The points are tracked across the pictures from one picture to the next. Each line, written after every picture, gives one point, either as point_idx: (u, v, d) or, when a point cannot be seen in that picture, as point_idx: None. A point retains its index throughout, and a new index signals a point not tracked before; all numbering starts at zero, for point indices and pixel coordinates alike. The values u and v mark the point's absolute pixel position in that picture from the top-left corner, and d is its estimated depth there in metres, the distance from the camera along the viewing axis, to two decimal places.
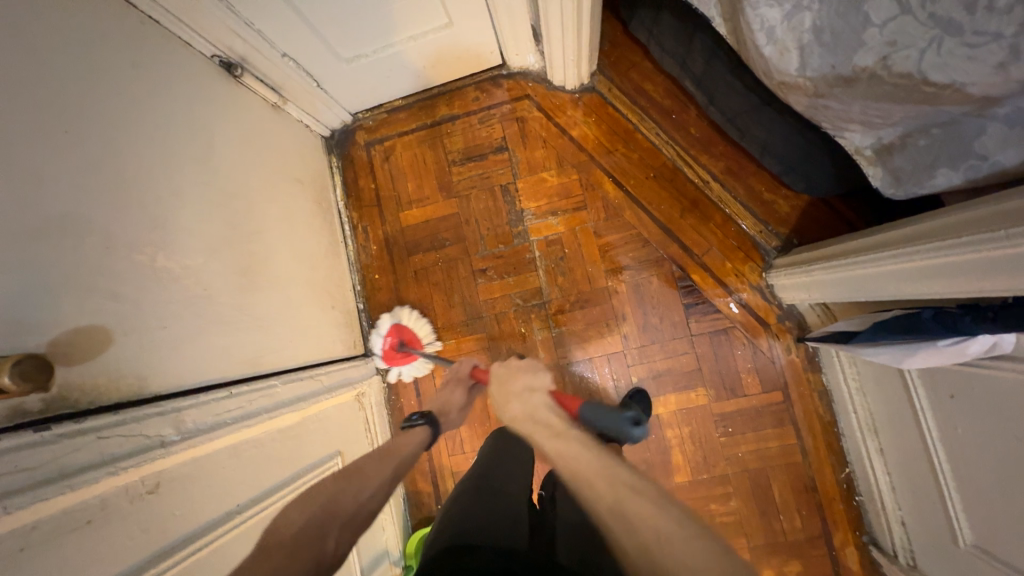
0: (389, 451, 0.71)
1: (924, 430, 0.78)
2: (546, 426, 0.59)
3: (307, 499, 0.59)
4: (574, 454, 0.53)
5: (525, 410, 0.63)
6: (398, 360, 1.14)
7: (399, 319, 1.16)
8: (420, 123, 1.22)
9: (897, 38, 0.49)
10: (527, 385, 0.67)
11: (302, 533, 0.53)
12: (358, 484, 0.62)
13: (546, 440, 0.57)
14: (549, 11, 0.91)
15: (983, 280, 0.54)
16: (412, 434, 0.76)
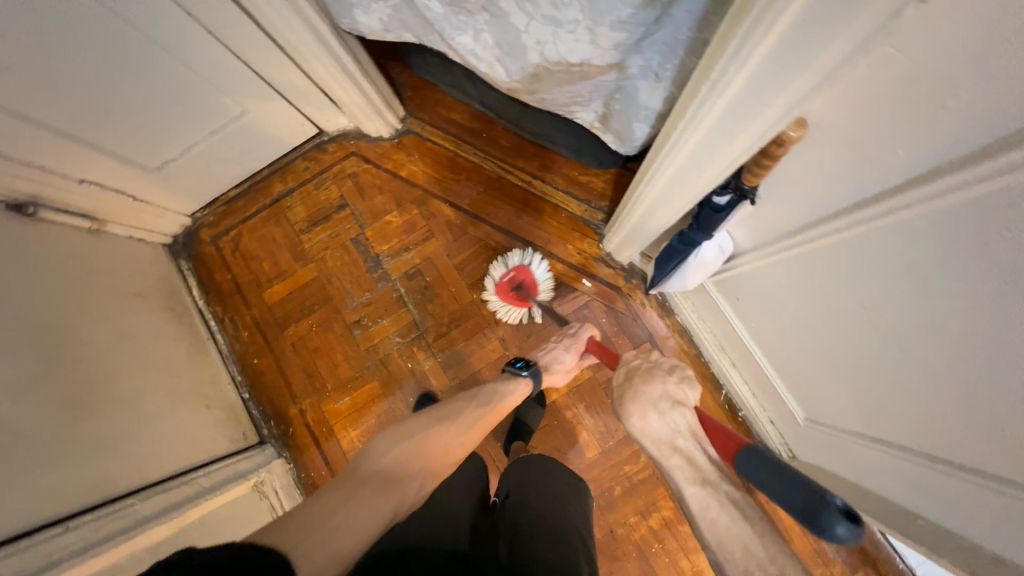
0: (474, 401, 0.79)
1: (741, 335, 0.88)
2: (691, 464, 0.59)
3: (404, 430, 0.67)
4: (724, 522, 0.54)
5: (661, 432, 0.63)
6: (510, 298, 1.12)
7: (530, 261, 1.13)
8: (260, 205, 1.28)
9: (538, 37, 0.61)
10: (669, 394, 0.66)
11: (393, 471, 0.60)
12: (448, 432, 0.70)
13: (688, 481, 0.58)
14: (321, 75, 1.01)
15: (677, 199, 0.62)
16: (501, 389, 0.84)
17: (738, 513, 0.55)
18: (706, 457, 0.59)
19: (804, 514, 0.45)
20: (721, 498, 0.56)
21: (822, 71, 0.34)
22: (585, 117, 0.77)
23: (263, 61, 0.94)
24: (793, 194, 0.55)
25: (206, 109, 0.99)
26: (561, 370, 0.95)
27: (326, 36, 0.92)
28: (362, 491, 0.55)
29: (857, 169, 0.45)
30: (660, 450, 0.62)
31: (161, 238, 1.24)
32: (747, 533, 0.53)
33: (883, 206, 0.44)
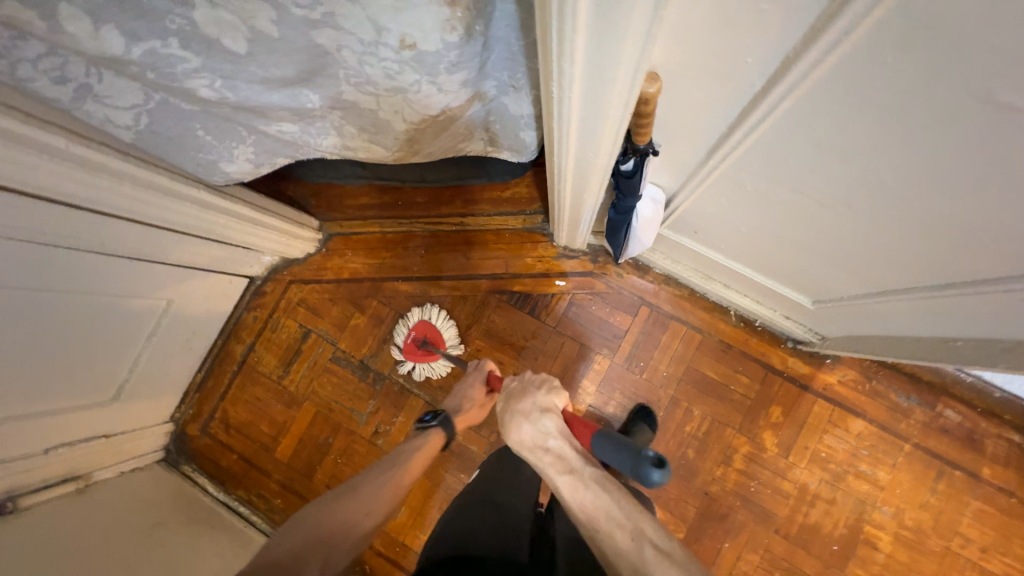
0: (386, 463, 0.77)
1: (717, 259, 0.89)
2: (561, 459, 0.61)
3: (295, 523, 0.63)
4: (592, 500, 0.56)
5: (534, 437, 0.65)
6: (419, 357, 1.14)
7: (426, 318, 1.16)
8: (230, 374, 1.24)
9: (395, 107, 0.61)
10: (540, 405, 0.68)
11: (290, 557, 0.57)
12: (348, 509, 0.67)
13: (557, 472, 0.60)
14: (221, 232, 1.00)
15: (590, 182, 0.62)
16: (416, 444, 0.82)
17: (600, 486, 0.57)
18: (573, 449, 0.62)
19: (638, 465, 0.53)
20: (584, 478, 0.58)
21: (638, 36, 0.35)
22: (479, 146, 0.77)
23: (161, 248, 0.92)
24: (684, 129, 0.55)
25: (133, 321, 0.96)
26: (470, 406, 0.90)
27: (205, 196, 0.91)
28: (253, 575, 0.53)
29: (723, 86, 0.46)
30: (534, 455, 0.64)
31: (152, 456, 1.19)
32: (605, 500, 0.56)
33: (760, 108, 0.45)
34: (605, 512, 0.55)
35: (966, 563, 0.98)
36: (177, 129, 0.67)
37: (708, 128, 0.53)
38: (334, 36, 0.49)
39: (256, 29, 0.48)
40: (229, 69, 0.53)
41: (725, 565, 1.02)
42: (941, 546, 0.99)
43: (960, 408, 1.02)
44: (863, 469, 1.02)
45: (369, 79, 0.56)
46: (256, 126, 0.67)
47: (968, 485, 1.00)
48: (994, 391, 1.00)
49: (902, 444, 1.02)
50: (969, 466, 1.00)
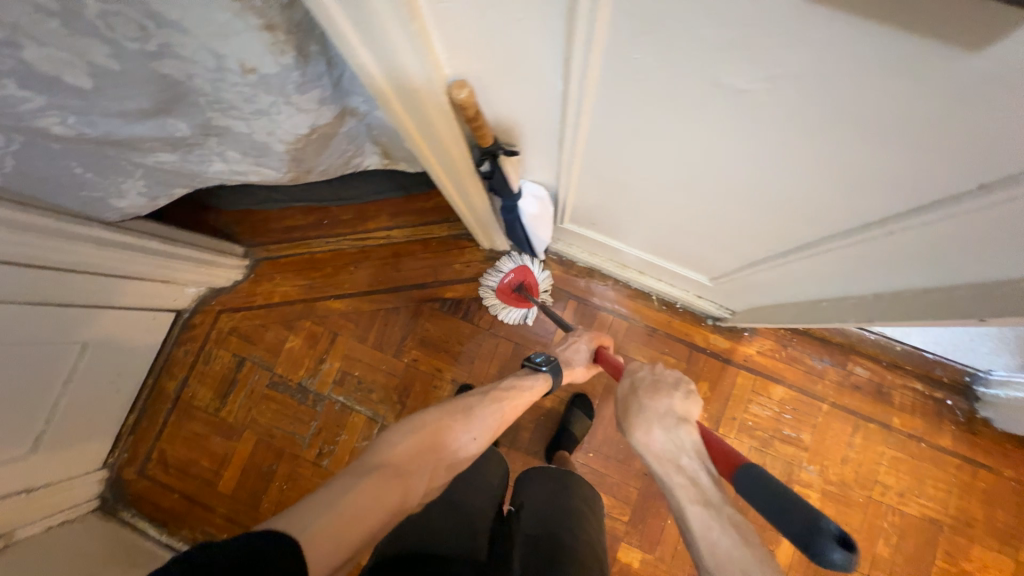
0: (499, 395, 0.73)
1: (622, 247, 0.93)
2: (694, 484, 0.56)
3: (419, 422, 0.63)
4: (725, 546, 0.51)
5: (666, 449, 0.59)
6: (512, 301, 1.12)
7: (529, 263, 1.11)
8: (164, 411, 1.21)
9: (264, 129, 0.62)
10: (676, 412, 0.62)
11: (402, 465, 0.57)
12: (461, 428, 0.66)
13: (689, 500, 0.54)
14: (127, 267, 0.98)
15: (467, 186, 0.64)
16: (524, 382, 0.78)
17: (738, 534, 0.52)
18: (710, 477, 0.56)
19: (804, 533, 0.43)
20: (721, 518, 0.53)
21: (407, 48, 0.36)
22: (373, 159, 0.80)
23: (64, 289, 0.89)
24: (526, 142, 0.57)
25: (44, 366, 0.92)
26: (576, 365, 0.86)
27: (96, 232, 0.90)
28: (371, 482, 0.53)
29: (525, 108, 0.47)
30: (663, 468, 0.59)
31: (86, 506, 1.15)
32: (743, 553, 0.51)
33: (568, 118, 0.47)
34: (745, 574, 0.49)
35: (888, 509, 1.04)
36: (51, 169, 0.66)
37: (544, 134, 0.53)
38: (180, 65, 0.50)
39: (96, 65, 0.48)
40: (80, 105, 0.53)
41: (670, 542, 1.05)
42: (864, 496, 1.05)
43: (869, 365, 1.09)
44: (788, 433, 1.07)
45: (230, 104, 0.57)
46: (131, 159, 0.67)
47: (881, 436, 1.06)
48: (895, 345, 1.07)
49: (820, 405, 1.08)
50: (882, 418, 1.07)
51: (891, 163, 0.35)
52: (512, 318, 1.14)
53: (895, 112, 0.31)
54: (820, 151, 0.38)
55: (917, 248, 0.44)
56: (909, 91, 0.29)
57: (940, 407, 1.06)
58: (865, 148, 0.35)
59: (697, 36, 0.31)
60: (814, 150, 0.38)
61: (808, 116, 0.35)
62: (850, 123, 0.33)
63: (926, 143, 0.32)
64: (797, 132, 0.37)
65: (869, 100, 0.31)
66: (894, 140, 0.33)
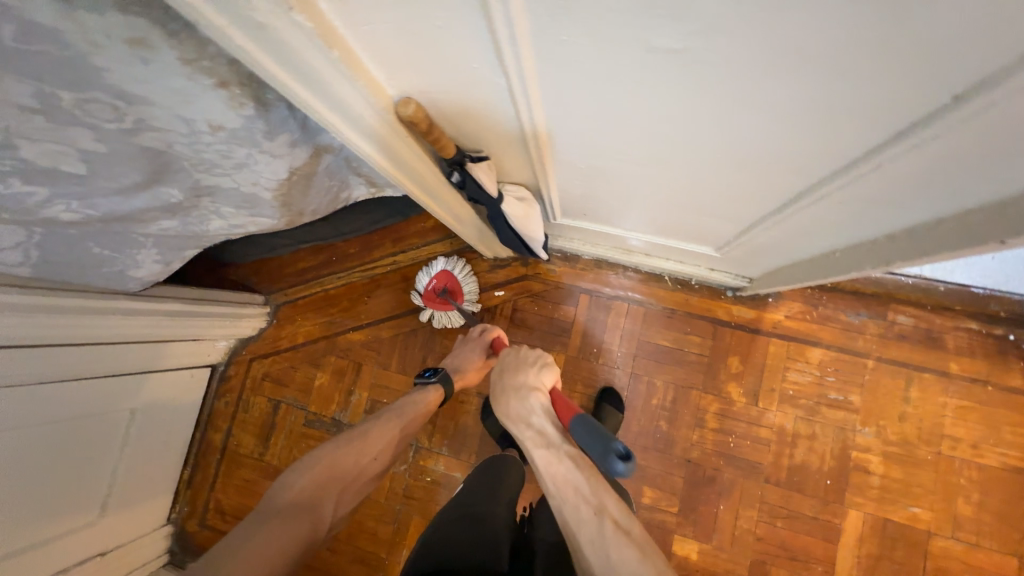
0: (392, 414, 0.81)
1: (620, 232, 0.91)
2: (541, 434, 0.63)
3: (311, 462, 0.68)
4: (565, 472, 0.59)
5: (520, 411, 0.66)
6: (437, 305, 1.13)
7: (451, 270, 1.14)
8: (215, 462, 1.27)
9: (251, 181, 0.65)
10: (529, 384, 0.68)
11: (301, 501, 0.64)
12: (356, 453, 0.73)
13: (535, 445, 0.62)
14: (158, 331, 1.04)
15: (449, 199, 0.64)
16: (419, 395, 0.86)
17: (573, 462, 0.59)
18: (554, 426, 0.63)
19: (602, 453, 0.55)
20: (559, 452, 0.60)
21: (343, 80, 0.36)
22: (362, 190, 0.81)
23: (104, 360, 0.96)
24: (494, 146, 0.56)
25: (99, 435, 0.98)
26: (467, 368, 0.92)
27: (126, 303, 0.95)
28: (270, 523, 0.59)
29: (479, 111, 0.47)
30: (516, 427, 0.66)
31: (157, 561, 1.21)
32: (576, 475, 0.58)
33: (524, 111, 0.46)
34: (575, 489, 0.57)
35: (963, 464, 0.95)
36: (72, 253, 0.71)
37: (507, 134, 0.52)
38: (158, 136, 0.53)
39: (85, 150, 0.51)
40: (80, 190, 0.57)
41: (726, 529, 1.00)
42: (933, 453, 0.96)
43: (913, 312, 1.00)
44: (835, 397, 1.01)
45: (212, 163, 0.59)
46: (138, 231, 0.71)
47: (941, 386, 0.98)
48: (939, 285, 0.99)
49: (865, 361, 1.01)
50: (937, 366, 0.98)
51: (862, 89, 0.32)
52: (440, 323, 1.16)
53: (848, 36, 0.28)
54: (783, 94, 0.35)
55: (919, 178, 0.40)
56: (857, 8, 0.26)
57: (1004, 345, 0.97)
58: (829, 81, 0.32)
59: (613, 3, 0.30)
60: (776, 94, 0.36)
61: (757, 60, 0.32)
62: (803, 58, 0.31)
63: (891, 60, 0.29)
64: (752, 78, 0.34)
65: (817, 28, 0.28)
66: (858, 64, 0.30)
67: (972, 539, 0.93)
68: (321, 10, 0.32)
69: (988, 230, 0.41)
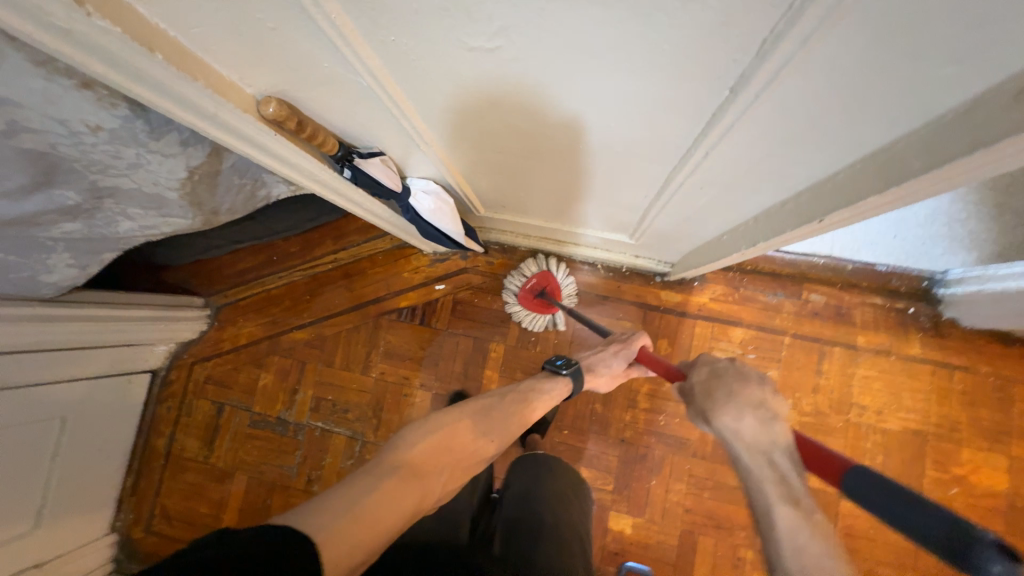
0: (510, 400, 0.75)
1: (543, 223, 0.94)
2: (783, 482, 0.52)
3: (431, 426, 0.62)
4: (814, 550, 0.47)
5: (759, 437, 0.55)
6: (533, 306, 1.11)
7: (551, 269, 1.11)
8: (159, 468, 1.25)
9: (151, 180, 0.65)
10: (761, 403, 0.58)
11: (419, 465, 0.56)
12: (475, 427, 0.66)
13: (778, 496, 0.50)
14: (84, 337, 1.02)
15: (356, 194, 0.66)
16: (544, 386, 0.81)
17: (825, 541, 0.47)
18: (799, 478, 0.53)
19: (952, 544, 0.39)
20: (810, 520, 0.49)
21: (185, 81, 0.38)
22: (279, 189, 0.82)
23: (29, 368, 0.93)
24: (386, 143, 0.58)
25: (28, 445, 0.95)
26: (604, 372, 0.87)
27: (44, 309, 0.92)
28: (391, 480, 0.51)
29: (352, 110, 0.49)
30: (753, 458, 0.55)
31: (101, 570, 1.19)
32: (829, 565, 0.46)
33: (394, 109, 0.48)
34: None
35: (868, 429, 1.03)
36: None
37: (392, 132, 0.54)
38: (38, 138, 0.52)
39: None
40: None
41: (657, 502, 1.05)
42: (843, 421, 1.03)
43: (824, 290, 1.07)
44: (755, 372, 1.07)
45: (103, 164, 0.59)
46: (39, 234, 0.70)
47: (849, 357, 1.05)
48: (847, 264, 1.05)
49: (782, 338, 1.07)
50: (846, 340, 1.05)
51: (657, 82, 0.36)
52: (534, 324, 1.12)
53: (617, 37, 0.32)
54: (597, 89, 0.39)
55: (747, 161, 0.45)
56: (610, 13, 0.29)
57: (904, 317, 1.04)
58: (624, 76, 0.36)
59: (410, 5, 0.32)
60: (592, 89, 0.39)
61: (558, 60, 0.36)
62: (593, 58, 0.34)
63: (660, 57, 0.33)
64: (566, 75, 0.38)
65: (589, 31, 0.31)
66: (636, 62, 0.34)
67: None
68: (141, 15, 0.34)
69: (812, 207, 0.46)
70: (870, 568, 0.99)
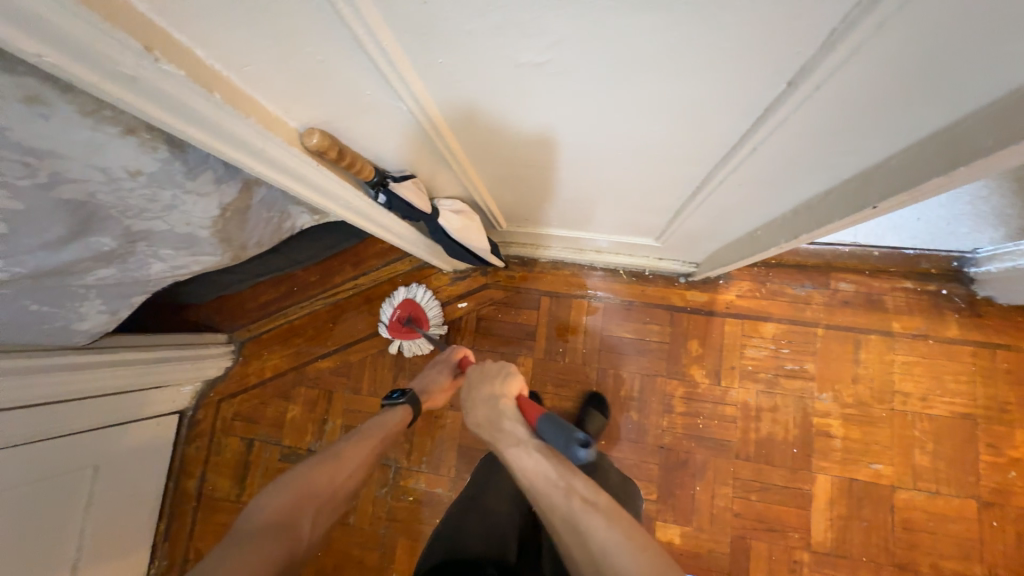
0: (366, 431, 0.71)
1: (565, 233, 0.94)
2: (509, 431, 0.58)
3: (285, 480, 0.58)
4: (535, 465, 0.53)
5: (490, 415, 0.61)
6: (403, 334, 1.13)
7: (415, 298, 1.15)
8: (191, 510, 1.23)
9: (185, 221, 0.65)
10: (495, 387, 0.63)
11: (276, 526, 0.53)
12: (331, 469, 0.62)
13: (506, 445, 0.57)
14: (113, 382, 1.02)
15: (388, 217, 0.67)
16: (389, 416, 0.76)
17: (542, 456, 0.54)
18: (522, 424, 0.58)
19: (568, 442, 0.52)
20: (530, 449, 0.55)
21: (238, 118, 0.39)
22: (306, 219, 0.83)
23: (59, 418, 0.93)
24: (419, 166, 0.59)
25: (62, 496, 0.94)
26: (439, 393, 0.84)
27: (73, 358, 0.93)
28: (246, 545, 0.49)
29: (390, 135, 0.49)
30: (488, 430, 0.61)
31: None
32: (546, 468, 0.53)
33: (430, 131, 0.48)
34: (548, 484, 0.51)
35: (914, 417, 1.00)
36: (8, 312, 0.70)
37: (425, 153, 0.55)
38: (78, 187, 0.53)
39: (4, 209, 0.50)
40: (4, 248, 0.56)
41: (704, 509, 1.02)
42: (887, 410, 1.01)
43: (852, 278, 1.06)
44: (791, 367, 1.05)
45: (140, 208, 0.60)
46: (73, 283, 0.70)
47: (886, 345, 1.03)
48: (873, 250, 1.04)
49: (815, 330, 1.05)
50: (880, 327, 1.04)
51: (709, 83, 0.36)
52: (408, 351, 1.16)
53: (677, 40, 0.31)
54: (644, 96, 0.39)
55: (793, 153, 0.44)
56: (673, 17, 0.29)
57: (937, 299, 1.03)
58: (679, 80, 0.36)
59: (463, 26, 0.32)
60: (640, 96, 0.39)
61: (609, 70, 0.36)
62: (648, 64, 0.34)
63: (719, 57, 0.33)
64: (614, 84, 0.38)
65: (647, 38, 0.32)
66: (695, 65, 0.34)
67: (932, 488, 0.97)
68: (198, 58, 0.35)
69: (864, 194, 0.45)
70: (932, 562, 0.95)
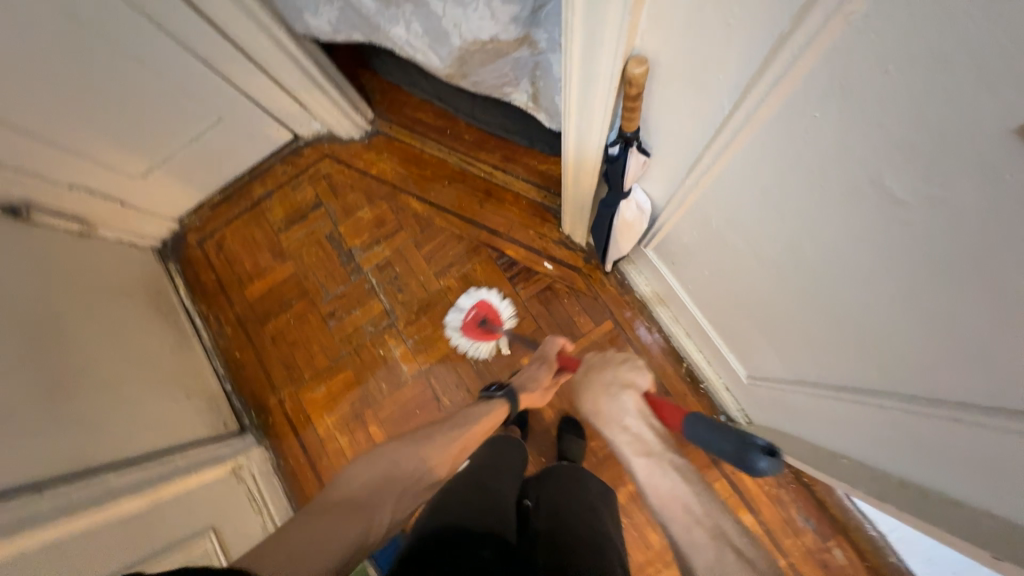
0: (456, 423, 0.77)
1: (683, 298, 0.92)
2: (639, 439, 0.69)
3: (369, 460, 0.65)
4: (666, 484, 0.62)
5: (616, 412, 0.73)
6: (477, 333, 1.17)
7: (487, 297, 1.20)
8: (243, 207, 1.35)
9: (457, 21, 0.68)
10: (621, 383, 0.76)
11: (359, 496, 0.59)
12: (415, 459, 0.68)
13: (635, 451, 0.67)
14: (285, 77, 1.08)
15: (596, 166, 0.68)
16: (477, 410, 0.82)
17: (678, 477, 0.62)
18: (651, 433, 0.69)
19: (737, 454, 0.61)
20: (664, 462, 0.65)
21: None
22: (519, 98, 0.83)
23: (233, 64, 1.01)
24: (669, 152, 0.61)
25: (182, 113, 1.07)
26: (537, 389, 0.89)
27: (279, 35, 0.99)
28: (327, 513, 0.55)
29: (695, 109, 0.51)
30: (610, 430, 0.72)
31: (151, 243, 1.31)
32: (682, 490, 0.60)
33: (722, 137, 0.50)
34: (680, 494, 0.60)
35: None
36: None
37: (682, 154, 0.58)
38: None
39: None
40: None
41: None
42: None
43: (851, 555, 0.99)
44: None
45: None
46: None
47: None
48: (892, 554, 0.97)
49: (779, 557, 1.01)
50: None
51: None
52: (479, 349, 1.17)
53: None
54: (923, 277, 0.39)
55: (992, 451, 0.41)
56: None
57: None
58: (974, 295, 0.35)
59: (857, 98, 0.36)
60: (916, 273, 0.39)
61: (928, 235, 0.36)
62: (976, 264, 0.34)
63: None
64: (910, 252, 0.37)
65: None
66: (1008, 299, 0.33)
67: None
68: None
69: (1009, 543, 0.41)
70: None
